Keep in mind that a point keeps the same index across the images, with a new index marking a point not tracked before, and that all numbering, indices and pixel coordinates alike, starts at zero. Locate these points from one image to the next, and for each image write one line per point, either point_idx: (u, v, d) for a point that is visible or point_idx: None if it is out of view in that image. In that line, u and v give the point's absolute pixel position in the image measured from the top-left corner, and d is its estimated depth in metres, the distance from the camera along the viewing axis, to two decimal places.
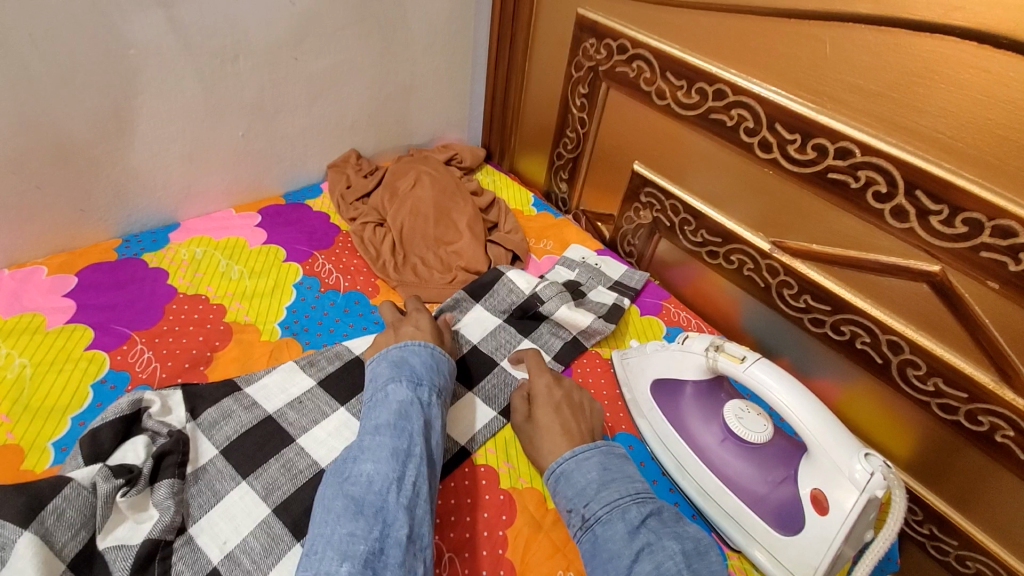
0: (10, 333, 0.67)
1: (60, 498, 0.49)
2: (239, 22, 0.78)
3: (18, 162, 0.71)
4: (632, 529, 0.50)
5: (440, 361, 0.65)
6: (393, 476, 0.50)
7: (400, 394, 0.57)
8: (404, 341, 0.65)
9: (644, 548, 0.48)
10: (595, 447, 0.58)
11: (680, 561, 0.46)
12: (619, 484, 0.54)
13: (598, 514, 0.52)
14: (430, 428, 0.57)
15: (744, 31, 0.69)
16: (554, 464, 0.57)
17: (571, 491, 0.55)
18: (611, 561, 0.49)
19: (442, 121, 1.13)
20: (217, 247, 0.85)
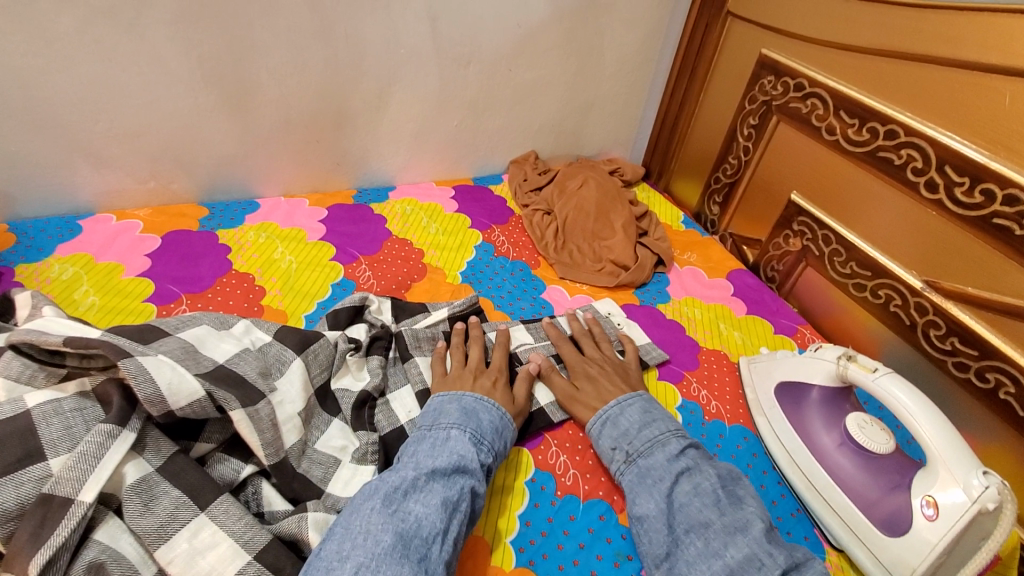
0: (284, 239, 0.93)
1: (318, 343, 0.69)
2: (477, 37, 1.00)
3: (311, 119, 0.99)
4: (671, 458, 0.62)
5: (506, 426, 0.65)
6: (440, 527, 0.51)
7: (462, 445, 0.58)
8: (479, 394, 0.66)
9: (684, 471, 0.60)
10: (634, 397, 0.69)
11: (715, 484, 0.58)
12: (660, 424, 0.66)
13: (641, 449, 0.63)
14: (480, 487, 0.57)
15: (925, 79, 0.74)
16: (601, 411, 0.69)
17: (616, 433, 0.66)
18: (655, 482, 0.60)
19: (612, 138, 1.28)
20: (422, 208, 1.07)
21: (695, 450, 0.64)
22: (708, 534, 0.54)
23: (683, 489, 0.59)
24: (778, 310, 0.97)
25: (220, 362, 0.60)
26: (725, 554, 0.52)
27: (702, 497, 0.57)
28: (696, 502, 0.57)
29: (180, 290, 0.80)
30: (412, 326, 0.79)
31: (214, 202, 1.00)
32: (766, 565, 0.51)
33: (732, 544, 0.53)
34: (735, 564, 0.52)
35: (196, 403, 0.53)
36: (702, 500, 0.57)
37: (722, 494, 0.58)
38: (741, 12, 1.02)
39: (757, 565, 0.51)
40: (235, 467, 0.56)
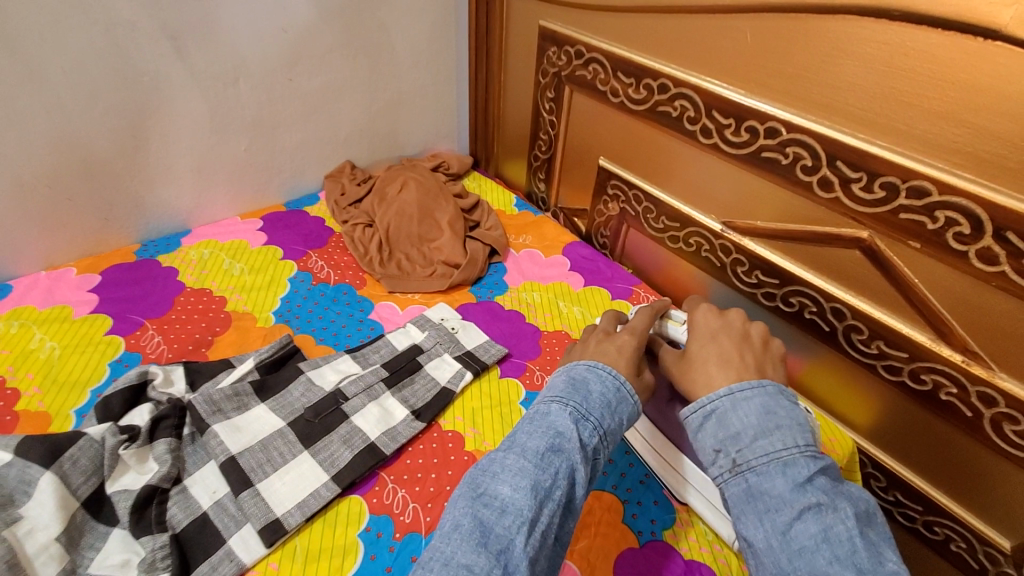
0: (45, 322, 0.78)
1: (76, 447, 0.58)
2: (239, 49, 0.90)
3: (52, 175, 0.83)
4: (797, 486, 0.46)
5: (623, 401, 0.55)
6: (527, 516, 0.44)
7: (562, 422, 0.50)
8: (593, 361, 0.58)
9: (812, 506, 0.45)
10: (755, 387, 0.52)
11: (854, 532, 0.43)
12: (784, 433, 0.49)
13: (755, 463, 0.48)
14: (582, 472, 0.48)
15: (679, 30, 0.76)
16: (707, 401, 0.53)
17: (722, 432, 0.51)
18: (768, 512, 0.46)
19: (431, 132, 1.22)
20: (223, 249, 0.95)
21: (826, 475, 0.47)
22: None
23: (806, 530, 0.44)
24: (613, 275, 0.97)
25: None
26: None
27: (833, 546, 0.43)
28: (822, 553, 0.42)
29: None
30: (208, 390, 0.69)
31: None
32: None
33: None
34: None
35: None
36: (832, 550, 0.42)
37: (862, 546, 0.43)
38: None
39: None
40: None
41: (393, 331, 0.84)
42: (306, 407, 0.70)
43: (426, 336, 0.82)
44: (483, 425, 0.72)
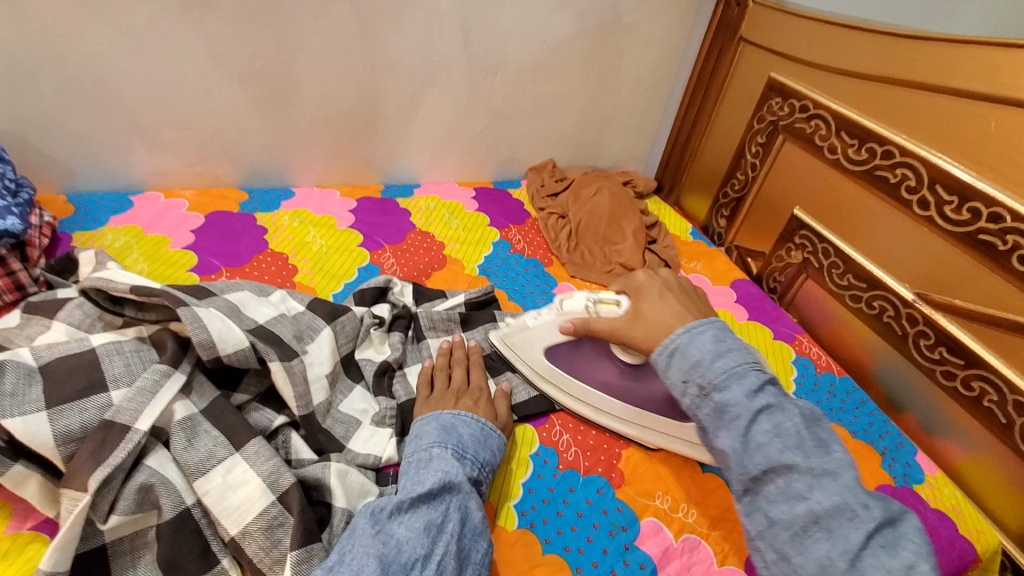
0: (317, 224, 1.00)
1: (345, 317, 0.76)
2: (505, 50, 1.08)
3: (347, 117, 1.06)
4: (752, 393, 0.53)
5: (491, 435, 0.65)
6: (420, 554, 0.50)
7: (446, 461, 0.59)
8: (458, 409, 0.66)
9: (764, 409, 0.52)
10: (705, 322, 0.60)
11: (800, 425, 0.51)
12: (736, 355, 0.56)
13: (716, 382, 0.55)
14: (471, 502, 0.56)
15: (922, 106, 0.80)
16: (668, 340, 0.60)
17: (686, 363, 0.57)
18: (731, 421, 0.53)
19: (627, 151, 1.35)
20: (444, 205, 1.14)
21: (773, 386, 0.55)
22: (790, 475, 0.50)
23: (761, 429, 0.51)
24: (778, 317, 1.01)
25: (260, 322, 0.66)
26: (810, 497, 0.48)
27: (784, 440, 0.51)
28: (776, 444, 0.51)
29: (220, 263, 0.86)
30: (429, 309, 0.85)
31: (252, 189, 1.08)
32: (859, 515, 0.47)
33: (817, 487, 0.48)
34: (821, 510, 0.47)
35: (241, 351, 0.58)
36: (783, 441, 0.51)
37: (808, 437, 0.51)
38: (753, 38, 1.08)
39: (847, 514, 0.47)
40: (269, 415, 0.62)
41: None
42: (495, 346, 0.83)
43: None
44: None
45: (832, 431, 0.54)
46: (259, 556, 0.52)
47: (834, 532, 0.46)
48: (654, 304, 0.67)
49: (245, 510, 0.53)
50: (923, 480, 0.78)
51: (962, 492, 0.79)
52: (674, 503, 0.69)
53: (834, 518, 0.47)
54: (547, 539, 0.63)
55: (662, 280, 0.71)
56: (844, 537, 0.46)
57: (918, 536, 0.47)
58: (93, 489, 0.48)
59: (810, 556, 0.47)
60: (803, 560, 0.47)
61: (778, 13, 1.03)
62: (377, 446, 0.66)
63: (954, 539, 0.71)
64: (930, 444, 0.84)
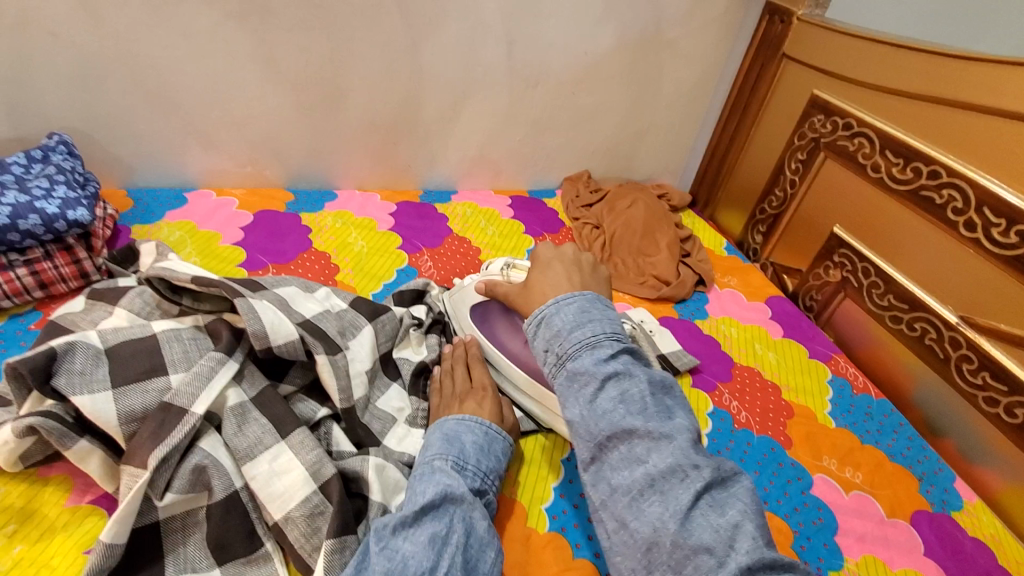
0: (359, 226, 1.03)
1: (386, 316, 0.78)
2: (547, 62, 1.10)
3: (391, 123, 1.09)
4: (600, 361, 0.53)
5: (494, 440, 0.65)
6: (426, 565, 0.49)
7: (446, 471, 0.58)
8: (463, 415, 0.66)
9: (613, 376, 0.52)
10: (576, 294, 0.59)
11: (644, 391, 0.50)
12: (595, 325, 0.55)
13: (570, 351, 0.54)
14: (475, 513, 0.55)
15: (971, 127, 0.79)
16: (538, 311, 0.59)
17: (549, 333, 0.57)
18: (581, 389, 0.52)
19: (663, 164, 1.35)
20: (481, 212, 1.16)
21: (630, 355, 0.55)
22: (631, 439, 0.49)
23: (608, 396, 0.51)
24: (814, 336, 1.00)
25: (307, 316, 0.68)
26: (647, 461, 0.47)
27: (627, 405, 0.50)
28: (620, 410, 0.50)
29: (267, 260, 0.90)
30: (463, 314, 0.87)
31: (298, 190, 1.12)
32: (689, 476, 0.46)
33: (654, 450, 0.47)
34: (656, 473, 0.46)
35: (291, 343, 0.61)
36: (626, 407, 0.50)
37: (651, 403, 0.50)
38: (796, 55, 1.08)
39: (678, 476, 0.46)
40: (313, 407, 0.64)
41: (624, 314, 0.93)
42: None
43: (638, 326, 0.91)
44: None
45: (681, 401, 0.53)
46: (300, 543, 0.54)
47: (666, 494, 0.46)
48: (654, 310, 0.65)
49: (288, 497, 0.55)
50: (961, 508, 0.76)
51: (1002, 523, 0.76)
52: None
53: (667, 480, 0.46)
54: (578, 544, 0.63)
55: (561, 252, 0.69)
56: (674, 498, 0.45)
57: (748, 495, 0.47)
58: (152, 467, 0.51)
59: (644, 521, 0.45)
60: (638, 525, 0.46)
61: (823, 31, 1.02)
62: (412, 446, 0.67)
63: (994, 570, 0.68)
64: (970, 472, 0.81)
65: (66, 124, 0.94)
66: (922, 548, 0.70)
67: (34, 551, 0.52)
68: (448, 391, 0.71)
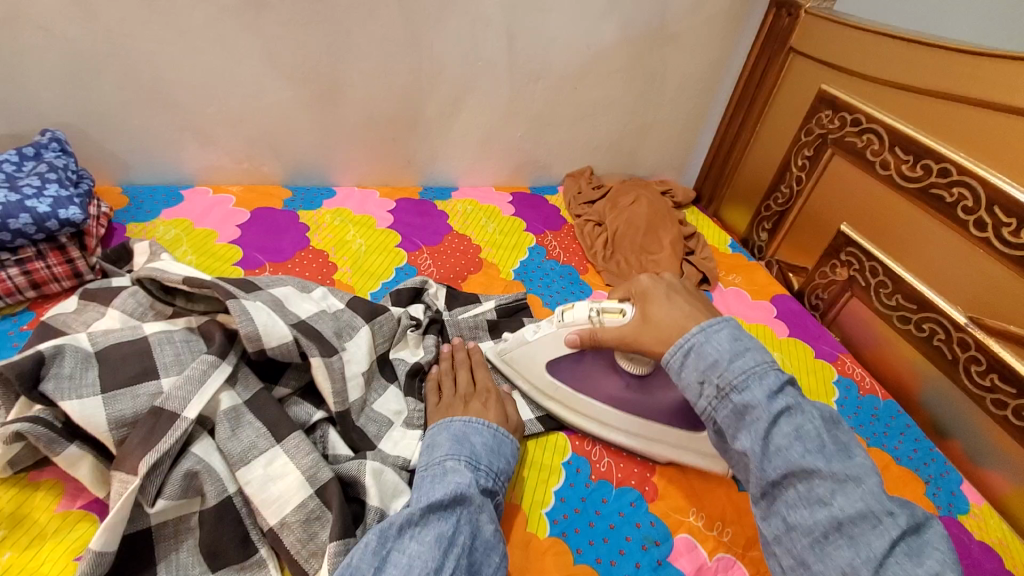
0: (357, 223, 1.01)
1: (382, 317, 0.76)
2: (549, 56, 1.08)
3: (391, 119, 1.08)
4: (769, 395, 0.52)
5: (502, 442, 0.64)
6: (431, 567, 0.48)
7: (457, 473, 0.57)
8: (469, 416, 0.65)
9: (784, 412, 0.52)
10: (720, 321, 0.58)
11: (821, 428, 0.51)
12: (754, 354, 0.55)
13: (735, 384, 0.53)
14: (483, 515, 0.54)
15: (983, 122, 0.77)
16: (683, 339, 0.58)
17: (703, 363, 0.56)
18: (752, 424, 0.52)
19: (667, 160, 1.33)
20: (481, 209, 1.14)
21: (790, 386, 0.55)
22: (812, 480, 0.49)
23: (782, 432, 0.51)
24: (819, 335, 0.98)
25: (303, 317, 0.67)
26: (831, 503, 0.47)
27: (804, 442, 0.50)
28: (797, 447, 0.50)
29: (264, 258, 0.89)
30: (457, 316, 0.85)
31: (296, 186, 1.11)
32: (882, 523, 0.46)
33: (840, 491, 0.48)
34: (843, 517, 0.47)
35: (285, 345, 0.60)
36: (803, 444, 0.50)
37: (828, 441, 0.51)
38: (804, 49, 1.06)
39: (870, 522, 0.46)
40: (308, 410, 0.63)
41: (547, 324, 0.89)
42: None
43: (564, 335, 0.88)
44: None
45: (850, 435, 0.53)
46: (296, 549, 0.53)
47: (856, 539, 0.46)
48: (659, 307, 0.64)
49: (283, 502, 0.54)
50: (969, 512, 0.74)
51: (1009, 526, 0.74)
52: (708, 521, 0.67)
53: (855, 522, 0.47)
54: (579, 550, 0.62)
55: (666, 283, 0.67)
56: (867, 544, 0.45)
57: (943, 541, 0.47)
58: (143, 473, 0.50)
59: (830, 564, 0.46)
60: (823, 570, 0.46)
61: (832, 25, 1.00)
62: (407, 448, 0.66)
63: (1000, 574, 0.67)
64: (977, 475, 0.79)
65: (60, 120, 0.93)
66: None
67: (23, 558, 0.52)
68: (449, 393, 0.70)
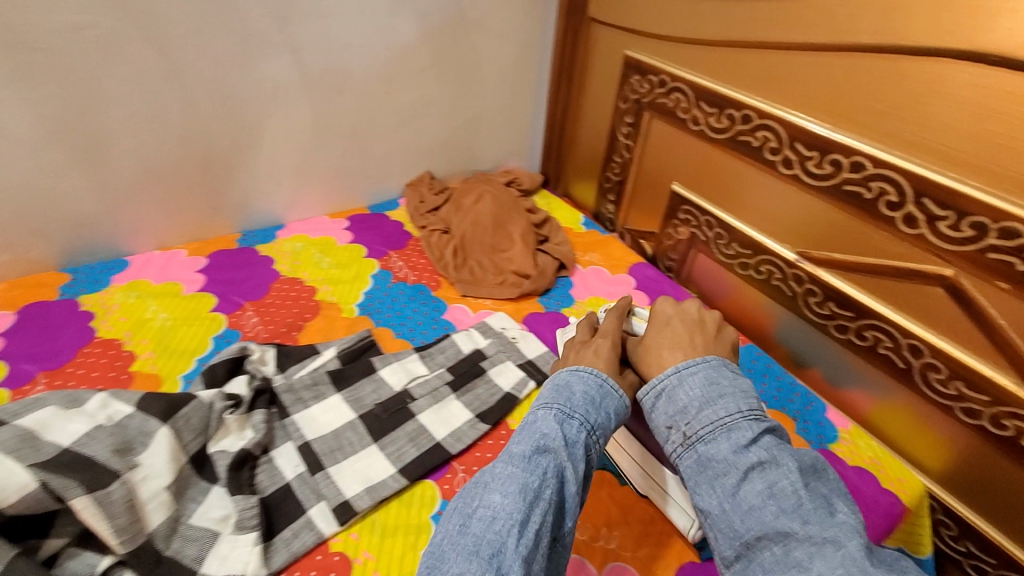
0: (159, 295, 0.87)
1: (189, 407, 0.64)
2: (347, 63, 0.98)
3: (177, 165, 0.92)
4: (737, 450, 0.50)
5: (608, 395, 0.57)
6: (517, 518, 0.46)
7: (545, 424, 0.53)
8: (578, 364, 0.60)
9: (756, 465, 0.49)
10: (698, 362, 0.57)
11: (797, 484, 0.47)
12: (727, 402, 0.53)
13: (702, 433, 0.52)
14: (568, 469, 0.51)
15: (767, 64, 0.79)
16: (656, 381, 0.57)
17: (672, 408, 0.55)
18: (717, 476, 0.50)
19: (507, 148, 1.28)
20: (313, 244, 1.03)
21: (769, 435, 0.52)
22: (787, 541, 0.45)
23: (754, 488, 0.48)
24: (677, 297, 0.99)
25: (66, 443, 0.54)
26: (810, 568, 0.43)
27: (778, 501, 0.47)
28: (770, 507, 0.47)
29: (35, 369, 0.72)
30: (290, 378, 0.74)
31: (77, 267, 0.92)
32: None
33: (819, 555, 0.44)
34: None
35: (30, 496, 0.48)
36: (777, 503, 0.47)
37: (807, 498, 0.47)
38: (601, 17, 1.05)
39: None
40: (90, 561, 0.51)
41: (382, 366, 0.78)
42: (376, 404, 0.73)
43: (421, 374, 0.79)
44: None
45: (836, 488, 0.50)
46: None
47: None
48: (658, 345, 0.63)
49: None
50: (839, 439, 0.78)
51: (878, 442, 0.78)
52: (594, 530, 0.63)
53: None
54: None
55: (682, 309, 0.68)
56: None
57: None
58: None
59: None
60: None
61: None
62: (239, 559, 0.55)
63: (876, 495, 0.70)
64: (838, 396, 0.84)
65: None
66: None
67: None
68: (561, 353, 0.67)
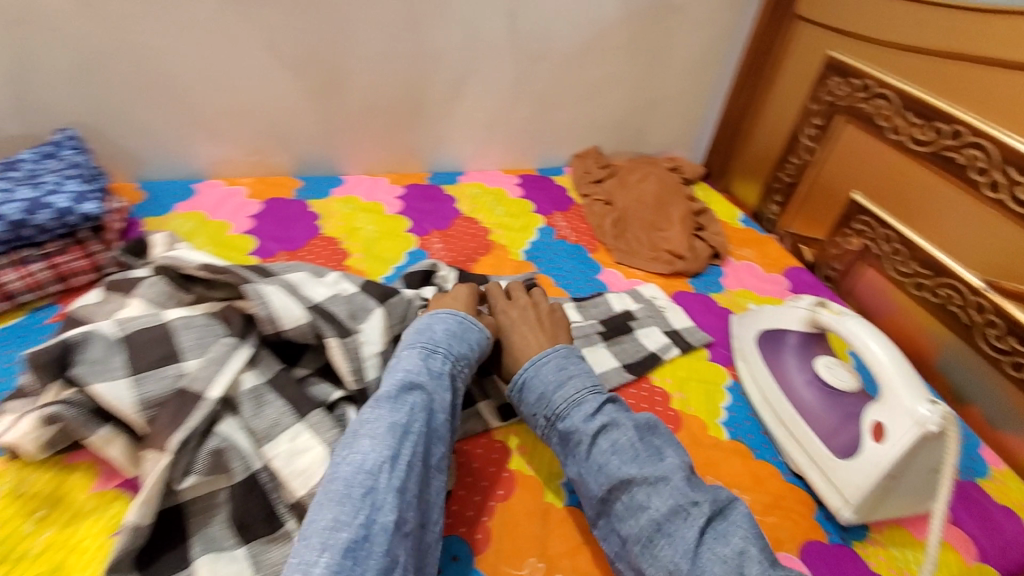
0: (368, 211, 1.03)
1: (397, 298, 0.76)
2: (552, 35, 1.07)
3: (396, 104, 1.08)
4: (587, 417, 0.57)
5: (468, 329, 0.65)
6: (386, 454, 0.50)
7: (407, 362, 0.58)
8: (454, 312, 0.66)
9: (602, 429, 0.56)
10: (550, 352, 0.64)
11: (632, 439, 0.55)
12: (576, 379, 0.61)
13: (560, 411, 0.59)
14: (435, 400, 0.56)
15: (995, 81, 0.76)
16: (519, 377, 0.63)
17: (534, 398, 0.61)
18: (575, 446, 0.57)
19: (676, 136, 1.31)
20: (489, 193, 1.14)
21: (611, 403, 0.60)
22: (631, 488, 0.52)
23: (601, 448, 0.55)
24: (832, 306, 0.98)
25: (315, 300, 0.68)
26: (649, 506, 0.51)
27: (620, 454, 0.54)
28: (613, 460, 0.54)
29: (278, 248, 0.90)
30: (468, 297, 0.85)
31: (305, 177, 1.11)
32: (692, 514, 0.50)
33: (654, 494, 0.51)
34: (661, 517, 0.50)
35: (299, 326, 0.62)
36: (619, 457, 0.54)
37: (640, 448, 0.55)
38: (812, 16, 1.06)
39: (681, 515, 0.50)
40: (326, 390, 0.64)
41: None
42: None
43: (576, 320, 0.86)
44: (690, 393, 0.79)
45: (669, 437, 0.58)
46: None
47: (674, 537, 0.49)
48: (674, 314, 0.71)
49: (310, 474, 0.55)
50: (988, 475, 0.74)
51: None
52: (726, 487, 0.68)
53: (673, 521, 0.50)
54: None
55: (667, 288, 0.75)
56: (682, 538, 0.48)
57: (746, 520, 0.51)
58: (173, 450, 0.52)
59: None
60: None
61: None
62: None
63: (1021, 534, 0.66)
64: (997, 439, 0.79)
65: (74, 120, 0.94)
66: (947, 515, 0.68)
67: (63, 536, 0.53)
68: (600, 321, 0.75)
